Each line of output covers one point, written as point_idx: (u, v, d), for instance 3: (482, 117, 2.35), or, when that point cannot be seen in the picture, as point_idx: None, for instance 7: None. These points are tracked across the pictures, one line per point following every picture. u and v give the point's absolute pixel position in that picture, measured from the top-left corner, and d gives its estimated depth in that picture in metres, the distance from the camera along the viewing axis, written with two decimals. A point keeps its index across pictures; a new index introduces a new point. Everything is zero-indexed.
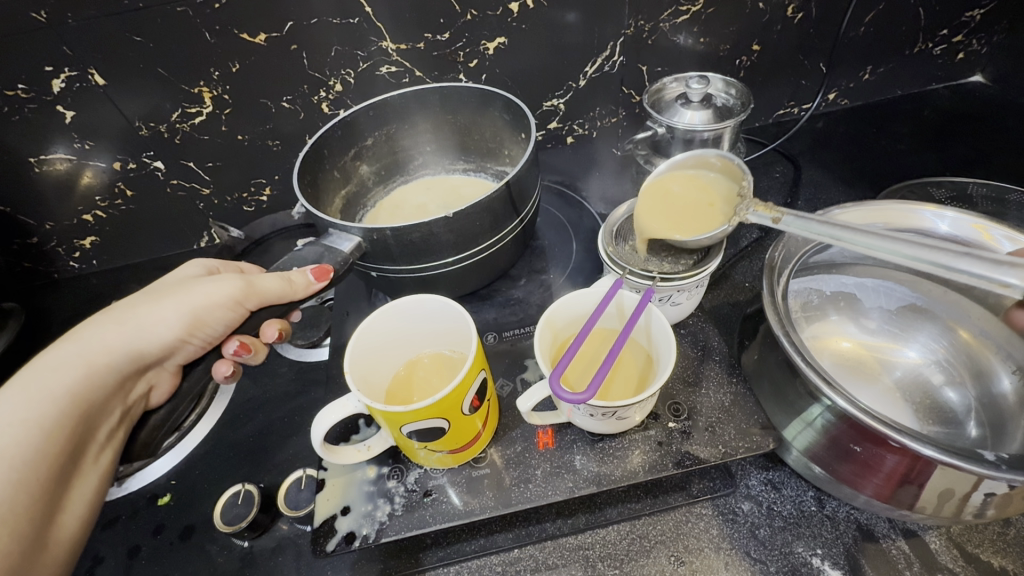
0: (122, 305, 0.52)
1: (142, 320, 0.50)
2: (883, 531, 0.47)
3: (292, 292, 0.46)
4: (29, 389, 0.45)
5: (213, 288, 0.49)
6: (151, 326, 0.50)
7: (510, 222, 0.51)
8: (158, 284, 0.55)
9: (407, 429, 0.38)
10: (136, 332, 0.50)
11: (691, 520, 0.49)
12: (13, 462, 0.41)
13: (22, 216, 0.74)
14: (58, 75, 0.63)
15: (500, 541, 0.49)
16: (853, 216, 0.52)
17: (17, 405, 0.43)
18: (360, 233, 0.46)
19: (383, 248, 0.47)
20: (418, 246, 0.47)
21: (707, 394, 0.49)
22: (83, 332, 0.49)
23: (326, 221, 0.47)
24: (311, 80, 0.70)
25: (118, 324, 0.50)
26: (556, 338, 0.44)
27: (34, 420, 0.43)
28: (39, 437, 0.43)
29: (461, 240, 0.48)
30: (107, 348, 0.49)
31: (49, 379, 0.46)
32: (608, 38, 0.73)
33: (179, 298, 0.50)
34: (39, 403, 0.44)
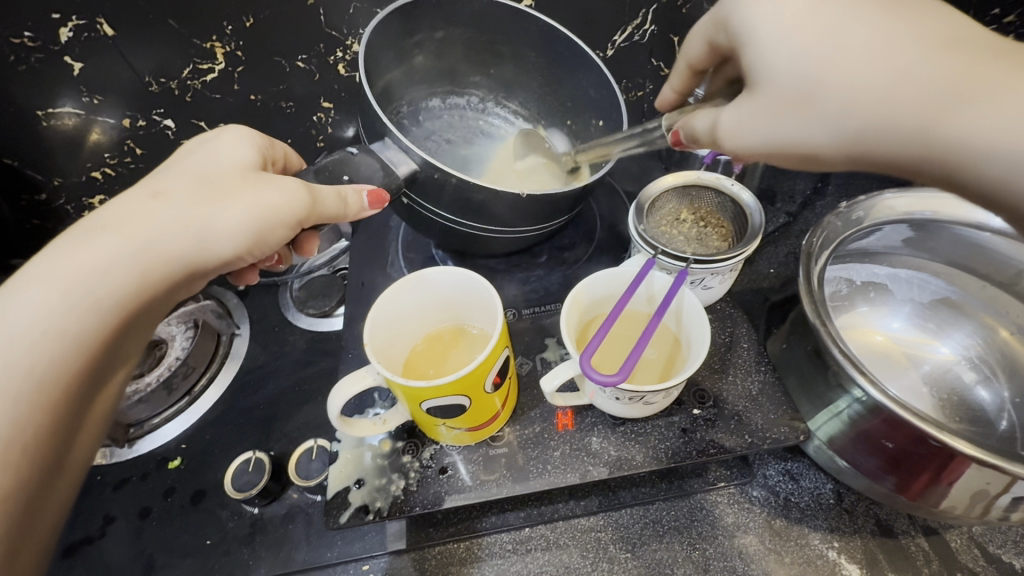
0: (172, 189, 0.38)
1: (205, 223, 0.38)
2: (902, 527, 0.46)
3: (344, 215, 0.42)
4: (70, 291, 0.33)
5: (287, 203, 0.39)
6: (214, 234, 0.38)
7: (560, 218, 0.50)
8: (211, 165, 0.41)
9: (428, 405, 0.37)
10: (198, 237, 0.37)
11: (706, 507, 0.48)
12: (41, 379, 0.31)
13: (30, 170, 0.71)
14: (65, 23, 0.60)
15: (512, 519, 0.48)
16: (902, 202, 0.51)
17: (52, 310, 0.32)
18: (419, 160, 0.44)
19: (436, 187, 0.44)
20: (473, 206, 0.45)
21: (733, 382, 0.47)
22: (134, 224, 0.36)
23: (390, 130, 0.45)
24: (328, 38, 0.68)
25: (175, 221, 0.37)
26: (581, 318, 0.43)
27: (64, 332, 0.32)
28: (78, 354, 0.32)
29: (511, 217, 0.46)
30: (165, 253, 0.36)
31: (94, 274, 0.34)
32: (641, 5, 0.69)
33: (250, 204, 0.39)
34: (77, 308, 0.33)
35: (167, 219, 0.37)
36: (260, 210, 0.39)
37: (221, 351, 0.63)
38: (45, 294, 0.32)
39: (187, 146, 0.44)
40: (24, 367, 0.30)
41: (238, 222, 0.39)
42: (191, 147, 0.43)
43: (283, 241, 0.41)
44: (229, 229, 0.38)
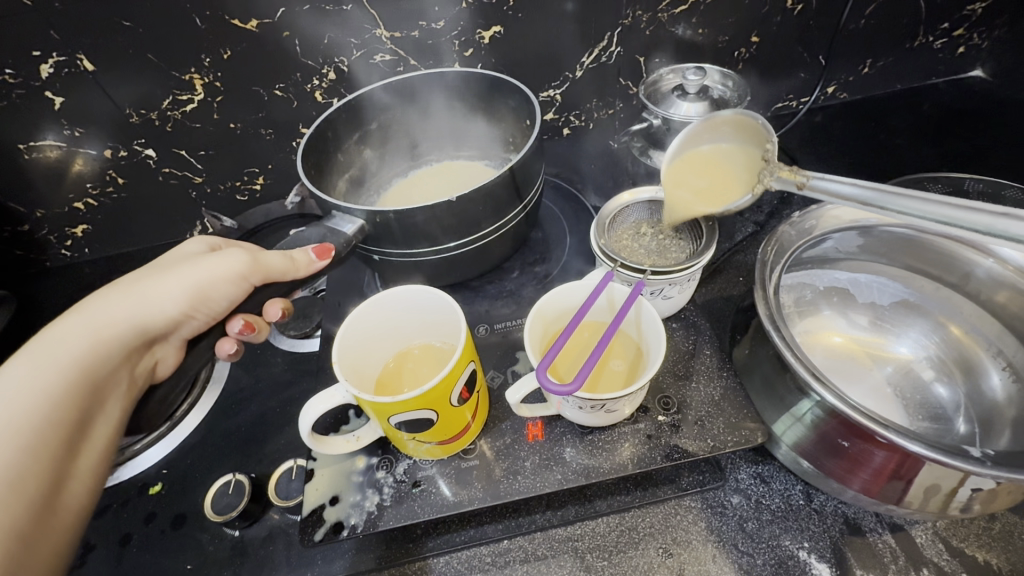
0: (130, 280, 0.50)
1: (146, 293, 0.48)
2: (870, 525, 0.47)
3: (295, 270, 0.46)
4: (38, 357, 0.42)
5: (218, 263, 0.48)
6: (154, 298, 0.48)
7: (513, 208, 0.51)
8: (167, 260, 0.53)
9: (395, 420, 0.38)
10: (142, 304, 0.48)
11: (679, 512, 0.49)
12: (22, 428, 0.38)
13: (12, 203, 0.74)
14: (46, 60, 0.63)
15: (490, 532, 0.49)
16: (846, 211, 0.53)
17: (26, 372, 0.41)
18: (362, 216, 0.46)
19: (386, 230, 0.47)
20: (420, 230, 0.47)
21: (697, 388, 0.48)
22: (88, 306, 0.47)
23: (330, 204, 0.47)
24: (304, 67, 0.70)
25: (123, 296, 0.48)
26: (545, 331, 0.44)
27: (41, 387, 0.41)
28: (47, 405, 0.40)
29: (464, 224, 0.48)
30: (114, 320, 0.47)
31: (55, 345, 0.44)
32: (605, 29, 0.72)
33: (186, 271, 0.48)
34: (48, 370, 0.42)
35: (123, 303, 0.48)
36: (195, 272, 0.48)
37: (203, 375, 0.64)
38: (24, 364, 0.41)
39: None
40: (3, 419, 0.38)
41: (177, 287, 0.48)
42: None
43: (229, 298, 0.48)
44: (170, 294, 0.48)
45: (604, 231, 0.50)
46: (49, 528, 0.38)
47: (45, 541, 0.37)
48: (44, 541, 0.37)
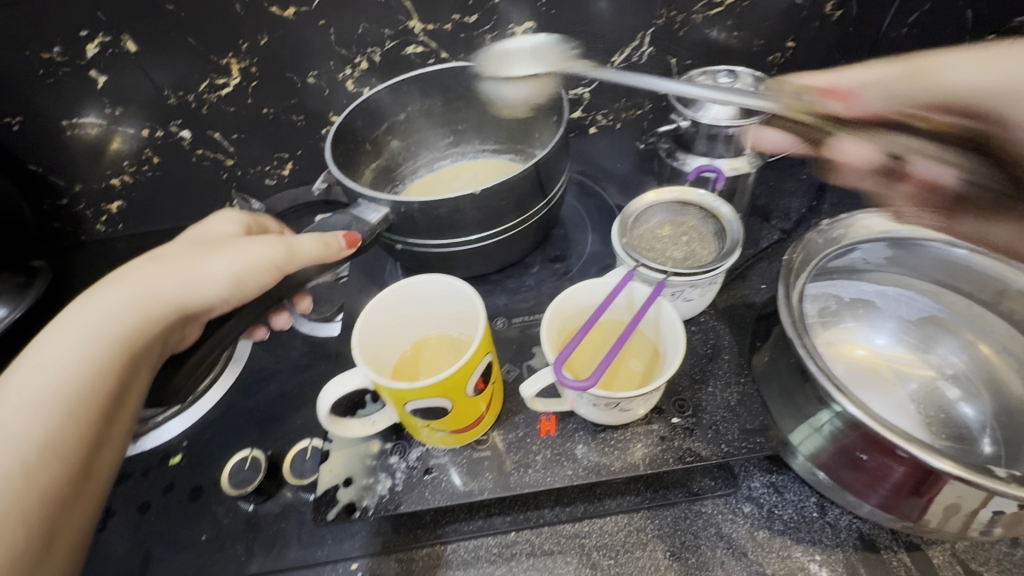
0: (171, 257, 0.50)
1: (189, 271, 0.48)
2: (885, 542, 0.46)
3: (328, 256, 0.45)
4: (85, 327, 0.44)
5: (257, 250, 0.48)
6: (197, 278, 0.48)
7: (537, 204, 0.51)
8: (208, 240, 0.53)
9: (411, 406, 0.39)
10: (183, 281, 0.48)
11: (689, 517, 0.49)
12: (66, 396, 0.40)
13: (52, 177, 0.77)
14: (92, 40, 0.65)
15: (498, 524, 0.50)
16: (876, 221, 0.53)
17: (73, 342, 0.43)
18: (388, 205, 0.47)
19: (410, 220, 0.48)
20: (444, 221, 0.48)
21: (714, 392, 0.48)
22: (134, 278, 0.48)
23: (358, 191, 0.48)
24: (337, 56, 0.71)
25: (167, 272, 0.48)
26: (563, 327, 0.44)
27: (87, 358, 0.43)
28: (90, 376, 0.42)
29: (487, 217, 0.49)
30: (156, 296, 0.47)
31: (100, 316, 0.45)
32: (638, 28, 0.72)
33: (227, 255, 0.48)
34: (92, 340, 0.43)
35: (165, 277, 0.48)
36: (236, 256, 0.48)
37: (224, 354, 0.65)
38: (73, 332, 0.43)
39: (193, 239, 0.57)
40: (51, 385, 0.40)
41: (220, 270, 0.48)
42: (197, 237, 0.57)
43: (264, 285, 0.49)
44: (210, 275, 0.48)
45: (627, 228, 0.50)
46: (84, 495, 0.40)
47: (78, 506, 0.40)
48: (79, 506, 0.40)
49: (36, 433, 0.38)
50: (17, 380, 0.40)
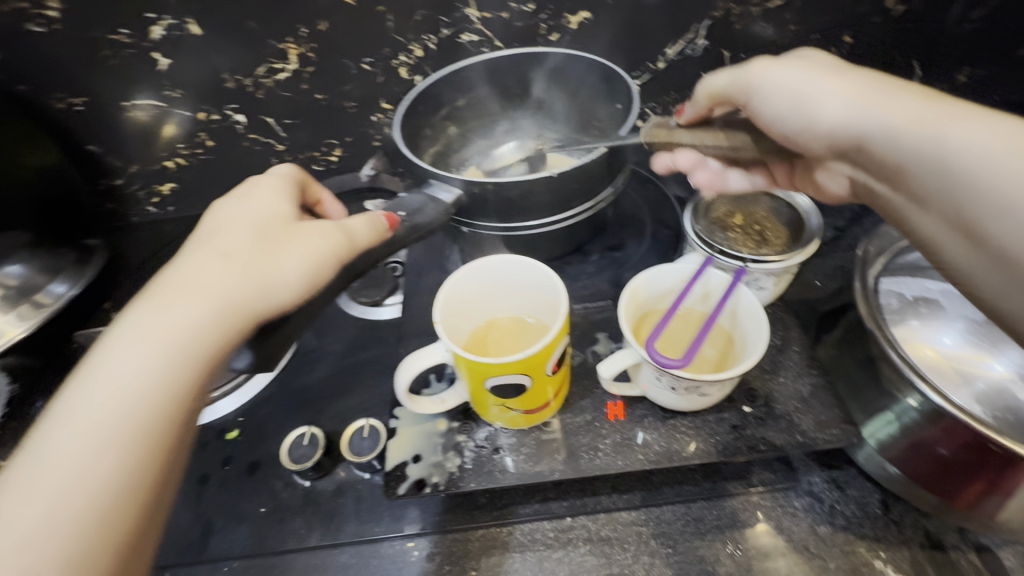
0: (228, 245, 0.36)
1: (265, 268, 0.35)
2: (952, 542, 0.46)
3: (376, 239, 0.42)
4: (149, 352, 0.31)
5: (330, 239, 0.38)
6: (276, 276, 0.36)
7: (604, 188, 0.51)
8: (260, 208, 0.39)
9: (493, 383, 0.39)
10: (259, 283, 0.35)
11: (748, 509, 0.49)
12: (134, 445, 0.30)
13: (109, 157, 0.79)
14: (158, 22, 0.67)
15: (555, 508, 0.50)
16: None
17: (137, 373, 0.31)
18: (461, 185, 0.47)
19: (480, 202, 0.48)
20: (515, 204, 0.48)
21: (785, 383, 0.47)
22: (191, 277, 0.34)
23: (431, 172, 0.48)
24: (393, 43, 0.72)
25: (233, 271, 0.34)
26: (638, 311, 0.44)
27: (154, 394, 0.31)
28: (158, 416, 0.31)
29: (557, 200, 0.49)
30: (220, 306, 0.33)
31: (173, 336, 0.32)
32: (694, 20, 0.72)
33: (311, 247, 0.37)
34: (165, 368, 0.31)
35: (225, 274, 0.34)
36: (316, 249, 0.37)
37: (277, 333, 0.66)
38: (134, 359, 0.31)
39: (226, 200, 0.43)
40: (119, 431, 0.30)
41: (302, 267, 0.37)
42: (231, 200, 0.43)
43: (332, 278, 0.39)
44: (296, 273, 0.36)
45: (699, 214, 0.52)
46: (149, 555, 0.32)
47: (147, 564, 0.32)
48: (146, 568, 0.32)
49: (108, 491, 0.29)
50: (60, 434, 0.29)
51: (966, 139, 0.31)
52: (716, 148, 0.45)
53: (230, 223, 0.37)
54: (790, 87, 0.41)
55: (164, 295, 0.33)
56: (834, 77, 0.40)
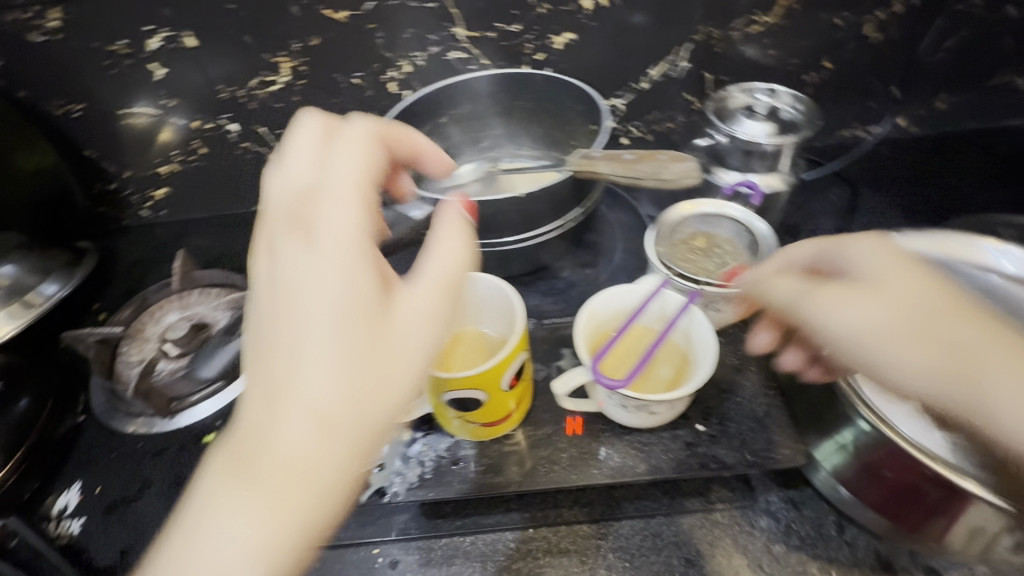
0: (335, 371, 0.30)
1: (382, 388, 0.31)
2: (904, 565, 0.46)
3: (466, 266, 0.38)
4: (268, 513, 0.28)
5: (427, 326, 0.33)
6: (392, 388, 0.31)
7: (572, 210, 0.53)
8: (343, 309, 0.31)
9: (448, 396, 0.40)
10: (377, 406, 0.31)
11: (706, 526, 0.50)
12: None
13: (105, 162, 0.81)
14: (155, 34, 0.69)
15: (517, 520, 0.51)
16: (913, 243, 0.53)
17: (255, 541, 0.27)
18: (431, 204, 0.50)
19: None
20: (485, 222, 0.50)
21: (740, 402, 0.49)
22: (299, 416, 0.29)
23: None
24: (382, 58, 0.74)
25: (348, 403, 0.30)
26: (596, 329, 0.46)
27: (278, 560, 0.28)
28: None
29: (525, 220, 0.50)
30: (339, 449, 0.29)
31: (293, 493, 0.28)
32: (676, 43, 0.74)
33: (427, 348, 0.33)
34: (284, 533, 0.28)
35: (337, 415, 0.30)
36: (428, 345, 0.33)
37: None
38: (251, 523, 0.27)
39: (275, 239, 0.33)
40: None
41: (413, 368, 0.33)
42: (286, 250, 0.33)
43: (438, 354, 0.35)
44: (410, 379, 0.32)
45: (661, 235, 0.53)
46: None
47: None
48: None
49: None
50: None
51: (1006, 407, 0.31)
52: (628, 181, 0.50)
53: (317, 349, 0.30)
54: (856, 329, 0.36)
55: (256, 478, 0.28)
56: (919, 342, 0.34)
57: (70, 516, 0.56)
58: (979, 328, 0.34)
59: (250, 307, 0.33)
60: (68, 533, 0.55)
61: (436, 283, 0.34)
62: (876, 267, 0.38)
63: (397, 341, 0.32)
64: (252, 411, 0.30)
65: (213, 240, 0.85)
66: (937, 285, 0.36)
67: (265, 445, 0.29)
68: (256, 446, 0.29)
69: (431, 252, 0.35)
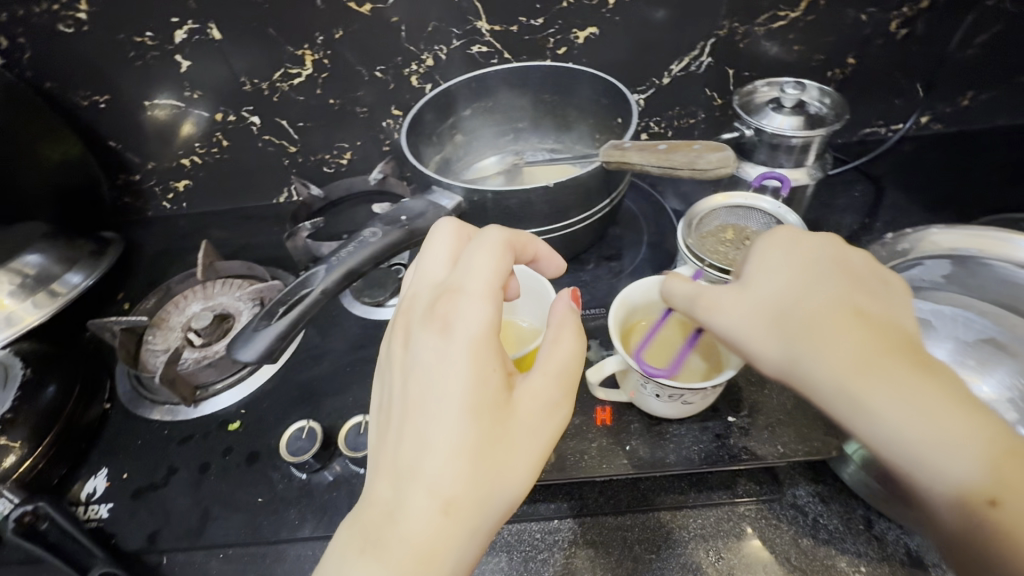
0: (457, 463, 0.32)
1: (497, 480, 0.33)
2: (934, 560, 0.46)
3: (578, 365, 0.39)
4: None
5: (546, 422, 0.36)
6: (505, 481, 0.34)
7: (601, 202, 0.53)
8: (470, 400, 0.33)
9: None
10: (491, 494, 0.33)
11: (733, 519, 0.50)
12: None
13: (129, 153, 0.82)
14: (181, 26, 0.70)
15: (542, 510, 0.51)
16: (946, 238, 0.53)
17: None
18: (462, 194, 0.50)
19: (481, 209, 0.50)
20: (514, 212, 0.50)
21: (770, 394, 0.49)
22: (427, 505, 0.32)
23: (434, 179, 0.51)
24: (405, 52, 0.74)
25: (468, 491, 0.32)
26: (627, 321, 0.47)
27: None
28: None
29: (553, 211, 0.50)
30: (458, 536, 0.32)
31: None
32: (699, 38, 0.73)
33: (536, 442, 0.35)
34: None
35: (457, 504, 0.32)
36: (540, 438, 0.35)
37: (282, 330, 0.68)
38: None
39: (412, 332, 0.37)
40: None
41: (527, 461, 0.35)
42: (422, 342, 0.36)
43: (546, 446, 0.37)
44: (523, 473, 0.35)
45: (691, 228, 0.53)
46: None
47: None
48: None
49: None
50: None
51: (879, 431, 0.32)
52: (660, 169, 0.50)
53: (441, 440, 0.33)
54: (816, 388, 0.35)
55: (386, 556, 0.31)
56: (870, 384, 0.32)
57: (98, 501, 0.57)
58: (916, 374, 0.32)
59: (387, 394, 0.37)
60: (97, 518, 0.56)
61: (552, 376, 0.37)
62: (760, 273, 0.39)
63: (514, 432, 0.34)
64: (384, 489, 0.33)
65: (234, 232, 0.86)
66: (863, 330, 0.34)
67: (397, 527, 0.31)
68: (386, 525, 0.32)
69: (549, 346, 0.37)
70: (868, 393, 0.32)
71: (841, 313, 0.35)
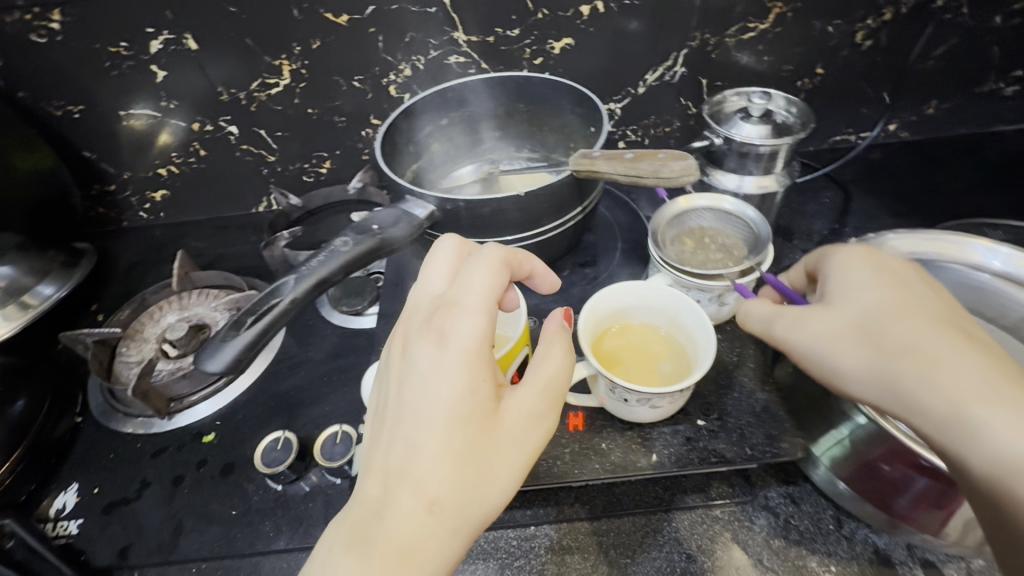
0: (444, 469, 0.33)
1: (480, 489, 0.33)
2: (900, 558, 0.47)
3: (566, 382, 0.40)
4: None
5: (531, 436, 0.36)
6: (489, 490, 0.34)
7: (572, 210, 0.54)
8: (460, 407, 0.34)
9: None
10: (474, 501, 0.33)
11: (706, 522, 0.50)
12: None
13: (104, 163, 0.81)
14: (157, 36, 0.70)
15: (518, 517, 0.51)
16: (906, 243, 0.53)
17: None
18: (434, 203, 0.50)
19: (454, 218, 0.51)
20: (486, 220, 0.50)
21: (739, 398, 0.50)
22: (410, 507, 0.32)
23: (406, 189, 0.51)
24: (383, 62, 0.74)
25: (452, 496, 0.33)
26: (597, 327, 0.47)
27: None
28: None
29: (525, 219, 0.51)
30: (440, 541, 0.32)
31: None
32: (672, 49, 0.75)
33: (521, 455, 0.35)
34: None
35: (440, 509, 0.32)
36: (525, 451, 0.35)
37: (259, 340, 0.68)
38: None
39: (409, 340, 0.37)
40: None
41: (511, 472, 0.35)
42: (418, 351, 0.36)
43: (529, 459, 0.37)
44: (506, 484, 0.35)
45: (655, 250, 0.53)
46: None
47: None
48: None
49: None
50: None
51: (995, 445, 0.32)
52: (628, 179, 0.51)
53: (430, 445, 0.33)
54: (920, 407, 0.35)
55: (369, 553, 0.31)
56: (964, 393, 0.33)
57: (67, 517, 0.56)
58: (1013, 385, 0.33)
59: (381, 397, 0.37)
60: (66, 534, 0.54)
61: (540, 389, 0.37)
62: (849, 286, 0.40)
63: (500, 442, 0.35)
64: (372, 488, 0.33)
65: (212, 241, 0.85)
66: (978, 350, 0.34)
67: (383, 525, 0.31)
68: (372, 523, 0.32)
69: (538, 360, 0.38)
70: (986, 419, 0.32)
71: (985, 339, 0.36)
